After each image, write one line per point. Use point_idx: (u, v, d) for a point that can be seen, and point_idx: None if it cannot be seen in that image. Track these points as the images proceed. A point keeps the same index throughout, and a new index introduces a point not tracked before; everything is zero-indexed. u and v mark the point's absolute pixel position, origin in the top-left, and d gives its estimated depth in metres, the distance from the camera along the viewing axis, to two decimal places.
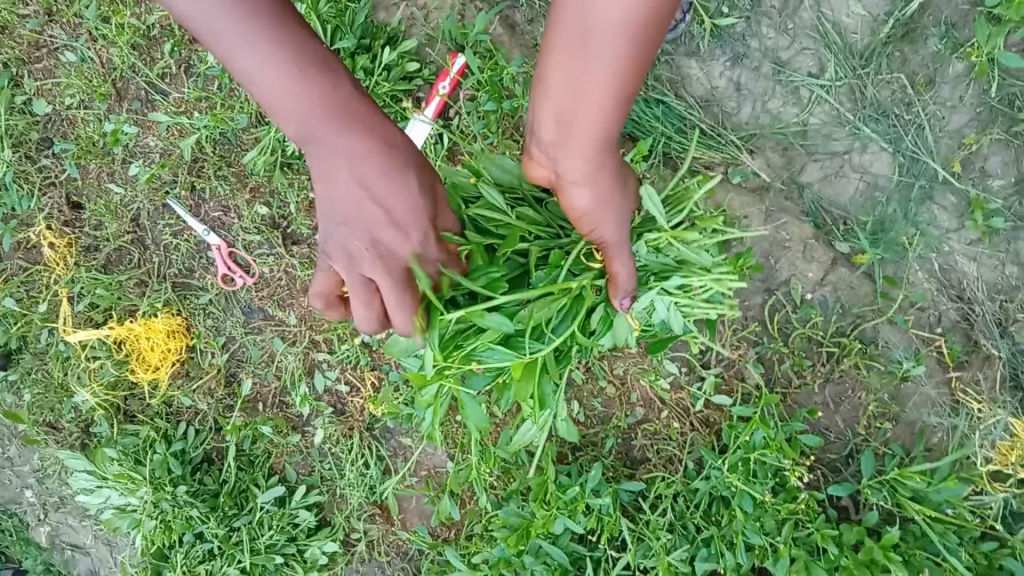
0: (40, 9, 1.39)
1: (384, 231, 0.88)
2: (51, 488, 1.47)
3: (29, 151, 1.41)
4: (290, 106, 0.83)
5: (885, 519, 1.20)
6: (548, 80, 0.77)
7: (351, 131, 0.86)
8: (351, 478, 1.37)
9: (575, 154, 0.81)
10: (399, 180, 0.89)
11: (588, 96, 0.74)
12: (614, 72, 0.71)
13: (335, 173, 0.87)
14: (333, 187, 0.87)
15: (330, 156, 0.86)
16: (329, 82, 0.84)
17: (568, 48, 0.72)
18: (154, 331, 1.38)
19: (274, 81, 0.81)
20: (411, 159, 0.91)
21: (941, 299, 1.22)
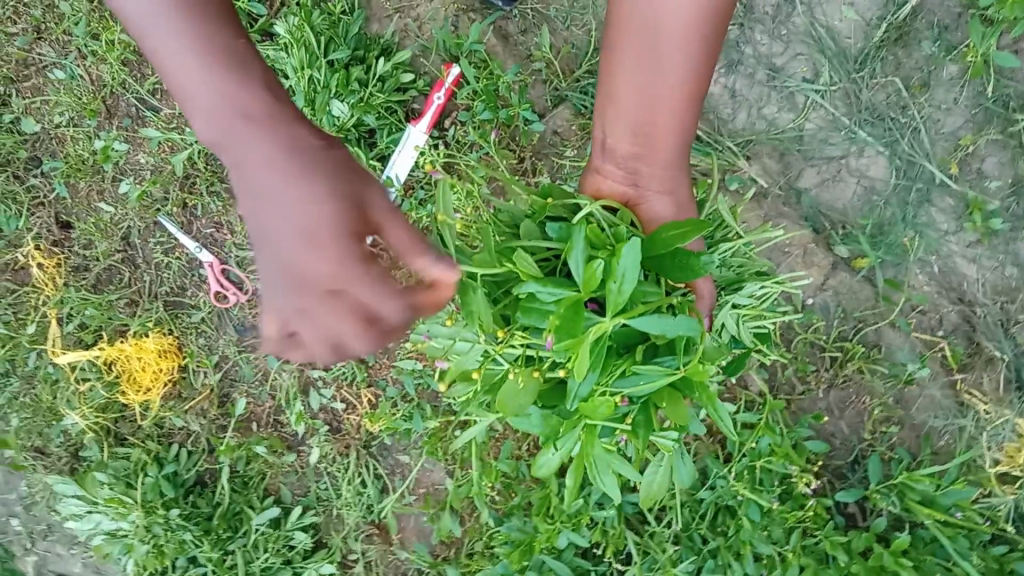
0: (29, 27, 1.37)
1: (283, 254, 0.64)
2: (38, 516, 1.43)
3: (17, 170, 1.39)
4: (206, 104, 0.65)
5: (894, 525, 1.19)
6: (621, 92, 0.85)
7: (276, 129, 0.65)
8: (347, 498, 1.35)
9: (653, 160, 0.88)
10: (323, 188, 0.64)
11: (667, 97, 0.82)
12: (691, 65, 0.79)
13: (263, 185, 0.64)
14: (248, 205, 0.65)
15: (249, 161, 0.65)
16: (249, 80, 0.66)
17: (643, 56, 0.80)
18: (145, 351, 1.36)
19: (197, 85, 0.65)
20: (346, 160, 0.67)
21: (943, 302, 1.21)
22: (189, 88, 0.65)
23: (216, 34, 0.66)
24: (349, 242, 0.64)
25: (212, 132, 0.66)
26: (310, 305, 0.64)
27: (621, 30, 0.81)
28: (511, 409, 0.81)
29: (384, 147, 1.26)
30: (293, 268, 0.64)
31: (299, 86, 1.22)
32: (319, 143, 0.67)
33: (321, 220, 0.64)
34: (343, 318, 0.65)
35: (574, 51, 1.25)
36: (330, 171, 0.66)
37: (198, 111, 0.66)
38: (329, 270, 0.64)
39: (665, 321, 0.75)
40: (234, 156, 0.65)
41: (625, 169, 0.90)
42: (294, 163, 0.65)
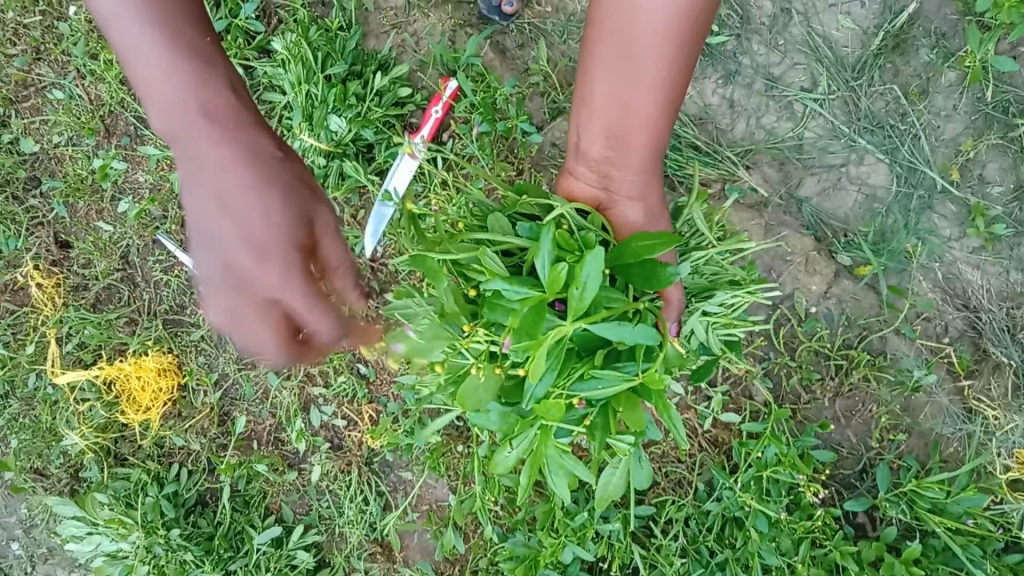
0: (28, 48, 1.38)
1: (230, 258, 0.73)
2: (37, 538, 1.42)
3: (16, 191, 1.39)
4: (173, 105, 0.73)
5: (904, 535, 1.17)
6: (596, 96, 0.84)
7: (231, 144, 0.74)
8: (350, 516, 1.33)
9: (627, 166, 0.87)
10: (272, 203, 0.74)
11: (640, 105, 0.82)
12: (664, 75, 0.79)
13: (220, 193, 0.73)
14: (200, 205, 0.73)
15: (207, 166, 0.73)
16: (214, 93, 0.74)
17: (618, 60, 0.80)
18: (144, 370, 1.35)
19: (164, 87, 0.72)
20: (297, 181, 0.78)
21: (947, 308, 1.20)
22: (158, 90, 0.73)
23: (192, 43, 0.73)
24: (291, 255, 0.74)
25: (175, 136, 0.74)
26: (245, 312, 0.73)
27: (598, 34, 0.80)
28: (471, 405, 0.80)
29: (383, 162, 1.26)
30: (229, 278, 0.73)
31: (297, 101, 1.23)
32: (275, 160, 0.76)
33: (267, 232, 0.73)
34: (271, 334, 0.74)
35: (571, 64, 1.26)
36: (281, 189, 0.75)
37: (167, 110, 0.73)
38: (268, 280, 0.73)
39: (626, 329, 0.74)
40: (193, 160, 0.73)
41: (597, 173, 0.90)
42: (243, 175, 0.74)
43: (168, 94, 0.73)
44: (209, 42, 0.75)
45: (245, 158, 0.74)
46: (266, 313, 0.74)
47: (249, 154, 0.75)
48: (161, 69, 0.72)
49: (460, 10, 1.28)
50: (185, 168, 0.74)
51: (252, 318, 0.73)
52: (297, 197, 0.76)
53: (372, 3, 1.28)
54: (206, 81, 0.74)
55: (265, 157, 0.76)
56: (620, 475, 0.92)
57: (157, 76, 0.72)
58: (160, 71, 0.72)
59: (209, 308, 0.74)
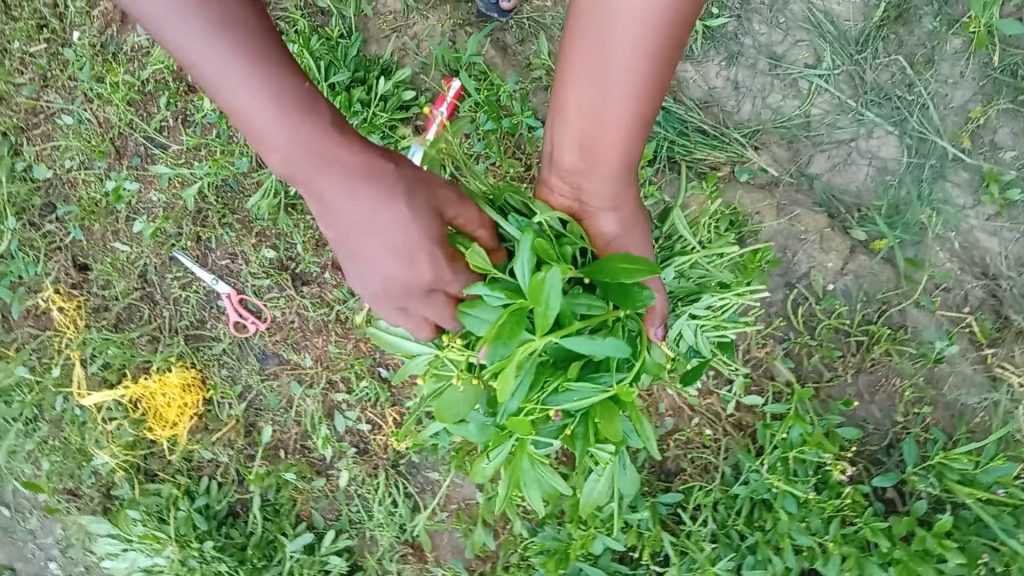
0: (35, 75, 1.39)
1: (399, 258, 0.80)
2: (75, 557, 1.43)
3: (33, 218, 1.41)
4: (286, 147, 0.73)
5: (936, 508, 1.16)
6: (568, 110, 0.84)
7: (354, 163, 0.76)
8: (380, 519, 1.35)
9: (597, 182, 0.88)
10: (406, 213, 0.79)
11: (608, 124, 0.81)
12: (630, 98, 0.78)
13: (357, 216, 0.78)
14: (339, 225, 0.79)
15: (333, 196, 0.77)
16: (321, 123, 0.74)
17: (588, 80, 0.79)
18: (168, 386, 1.37)
19: (276, 132, 0.72)
20: (411, 177, 0.81)
21: (966, 278, 1.19)
22: (272, 138, 0.72)
23: (288, 87, 0.72)
24: (428, 247, 0.80)
25: (294, 173, 0.75)
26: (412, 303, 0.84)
27: (572, 50, 0.79)
28: (451, 417, 0.82)
29: None
30: (394, 279, 0.81)
31: None
32: (392, 168, 0.79)
33: (412, 239, 0.79)
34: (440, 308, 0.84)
35: None
36: (410, 191, 0.80)
37: (279, 144, 0.73)
38: (420, 274, 0.81)
39: (594, 343, 0.74)
40: (312, 191, 0.77)
41: (570, 185, 0.91)
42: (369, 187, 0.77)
43: (279, 140, 0.72)
44: (298, 75, 0.73)
45: (366, 172, 0.77)
46: (433, 299, 0.83)
47: (367, 169, 0.77)
48: (258, 103, 0.70)
49: (458, 10, 1.28)
50: (314, 200, 0.78)
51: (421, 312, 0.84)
52: (422, 194, 0.81)
53: (371, 8, 1.28)
54: (309, 117, 0.73)
55: (383, 164, 0.79)
56: (604, 481, 0.95)
57: (259, 126, 0.71)
58: (263, 121, 0.71)
59: (383, 309, 0.86)
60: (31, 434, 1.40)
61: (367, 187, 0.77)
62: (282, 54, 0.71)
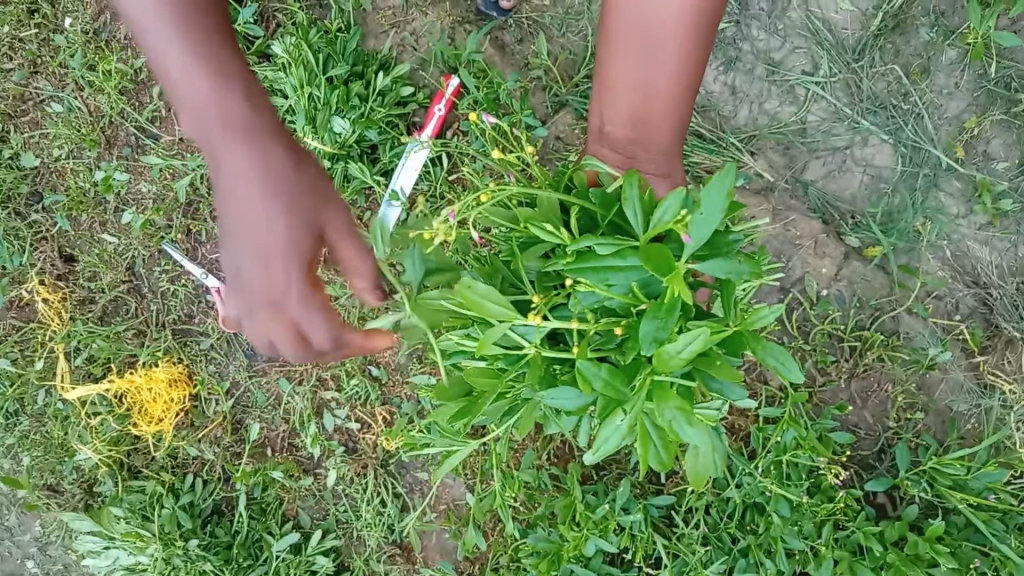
0: (25, 61, 1.36)
1: (265, 278, 0.78)
2: (54, 555, 1.41)
3: (18, 207, 1.38)
4: (195, 112, 0.74)
5: (926, 513, 1.17)
6: (619, 77, 0.89)
7: (254, 149, 0.75)
8: (368, 519, 1.33)
9: (650, 146, 0.92)
10: (278, 213, 0.77)
11: (661, 84, 0.87)
12: (683, 54, 0.84)
13: (235, 205, 0.76)
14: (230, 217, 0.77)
15: (227, 171, 0.75)
16: (231, 91, 0.75)
17: (640, 43, 0.85)
18: (155, 381, 1.35)
19: (191, 95, 0.74)
20: (320, 189, 0.80)
21: (957, 286, 1.21)
22: (188, 101, 0.74)
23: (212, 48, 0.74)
24: (261, 302, 0.78)
25: (204, 142, 0.76)
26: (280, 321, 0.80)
27: (618, 24, 0.86)
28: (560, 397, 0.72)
29: (387, 162, 1.25)
30: (246, 282, 0.78)
31: (299, 105, 1.22)
32: (291, 167, 0.77)
33: (277, 249, 0.77)
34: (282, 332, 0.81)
35: (572, 57, 1.26)
36: (297, 199, 0.78)
37: (189, 120, 0.75)
38: (273, 287, 0.78)
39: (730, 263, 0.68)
40: (223, 158, 0.76)
41: (623, 154, 0.94)
42: (257, 199, 0.76)
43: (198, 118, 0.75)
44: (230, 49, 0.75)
45: (266, 168, 0.76)
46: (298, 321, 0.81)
47: (265, 158, 0.76)
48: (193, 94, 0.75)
49: (458, 7, 1.27)
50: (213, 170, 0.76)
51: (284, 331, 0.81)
52: (315, 214, 0.79)
53: (371, 3, 1.28)
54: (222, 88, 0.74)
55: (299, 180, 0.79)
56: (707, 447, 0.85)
57: (194, 98, 0.74)
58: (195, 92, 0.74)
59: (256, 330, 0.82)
60: (11, 428, 1.37)
61: (253, 172, 0.76)
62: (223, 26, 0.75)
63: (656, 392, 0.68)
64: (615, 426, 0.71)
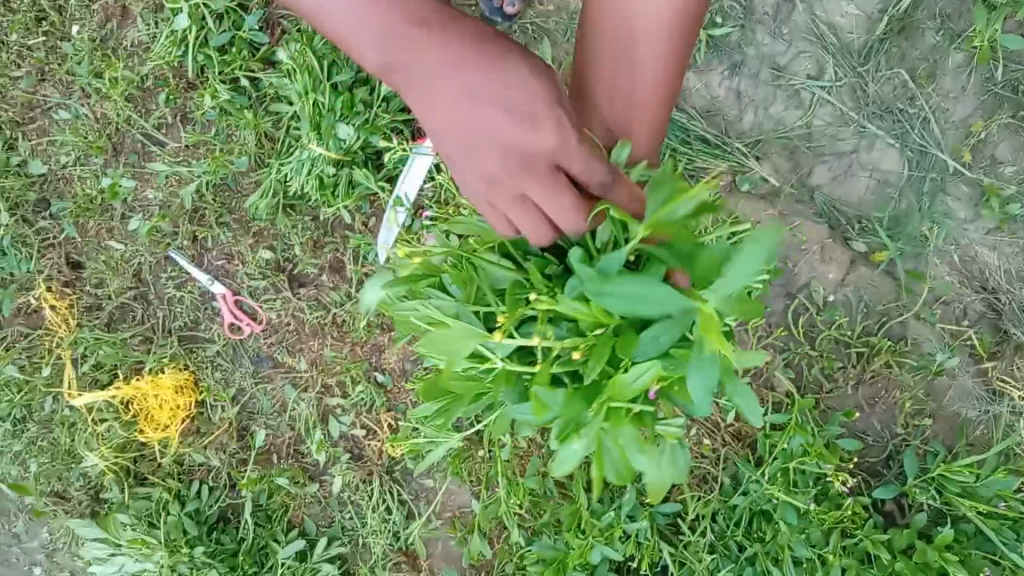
0: (32, 69, 1.37)
1: (517, 155, 0.74)
2: (61, 562, 1.41)
3: (27, 214, 1.38)
4: (380, 33, 0.72)
5: (935, 521, 1.16)
6: (594, 84, 0.86)
7: (452, 35, 0.74)
8: (373, 526, 1.33)
9: None
10: (495, 75, 0.74)
11: (641, 89, 0.84)
12: (661, 56, 0.83)
13: (461, 91, 0.74)
14: (466, 106, 0.74)
15: (441, 63, 0.74)
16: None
17: (616, 46, 0.83)
18: (162, 388, 1.35)
19: (376, 19, 0.73)
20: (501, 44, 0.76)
21: (966, 291, 1.20)
22: (359, 21, 0.72)
23: None
24: (584, 186, 0.74)
25: (397, 57, 0.73)
26: (534, 191, 0.74)
27: (598, 25, 0.84)
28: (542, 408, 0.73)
29: (392, 168, 1.28)
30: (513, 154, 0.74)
31: (305, 111, 1.24)
32: (483, 35, 0.76)
33: (528, 101, 0.74)
34: (564, 196, 0.73)
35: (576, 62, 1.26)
36: (506, 53, 0.76)
37: (376, 46, 0.73)
38: (546, 142, 0.73)
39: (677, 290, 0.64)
40: (428, 61, 0.74)
41: None
42: (479, 68, 0.75)
43: (380, 36, 0.72)
44: None
45: (469, 45, 0.75)
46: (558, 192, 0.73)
47: (472, 38, 0.75)
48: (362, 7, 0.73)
49: (462, 13, 1.27)
50: (417, 79, 0.74)
51: (554, 200, 0.73)
52: (526, 62, 0.76)
53: None
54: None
55: (489, 39, 0.76)
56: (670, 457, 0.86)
57: (377, 20, 0.72)
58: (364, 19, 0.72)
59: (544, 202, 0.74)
60: (18, 435, 1.37)
61: (462, 55, 0.74)
62: None
63: (611, 419, 0.74)
64: (572, 449, 0.77)
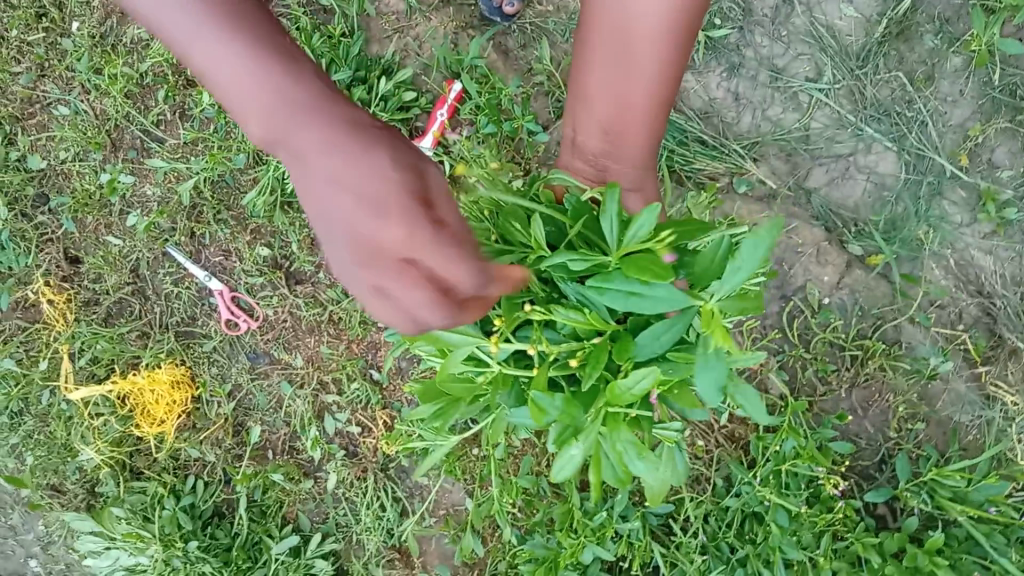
0: (32, 64, 1.38)
1: (340, 248, 0.61)
2: (56, 555, 1.42)
3: (25, 209, 1.39)
4: (234, 88, 0.63)
5: (926, 524, 1.17)
6: (594, 90, 0.87)
7: (319, 103, 0.64)
8: (367, 523, 1.33)
9: (622, 159, 0.91)
10: (354, 154, 0.62)
11: (636, 98, 0.85)
12: (655, 71, 0.82)
13: (310, 164, 0.62)
14: (317, 180, 0.62)
15: (299, 133, 0.63)
16: (278, 53, 0.64)
17: (612, 55, 0.83)
18: (157, 383, 1.35)
19: (224, 71, 0.63)
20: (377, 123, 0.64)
21: (961, 295, 1.20)
22: (219, 68, 0.63)
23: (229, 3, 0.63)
24: (432, 294, 0.60)
25: (257, 117, 0.63)
26: (383, 285, 0.60)
27: (593, 31, 0.84)
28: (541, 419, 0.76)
29: None
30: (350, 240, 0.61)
31: None
32: (362, 113, 0.64)
33: (383, 187, 0.61)
34: (417, 294, 0.60)
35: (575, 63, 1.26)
36: (370, 131, 0.63)
37: (239, 105, 0.63)
38: (385, 233, 0.60)
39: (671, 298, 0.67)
40: (290, 130, 0.63)
41: (594, 166, 0.93)
42: (343, 142, 0.63)
43: (239, 90, 0.63)
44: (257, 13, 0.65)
45: (337, 119, 0.63)
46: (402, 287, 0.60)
47: (344, 110, 0.63)
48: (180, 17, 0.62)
49: (462, 12, 1.27)
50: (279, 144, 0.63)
51: (409, 303, 0.60)
52: (399, 146, 0.63)
53: (373, 8, 1.28)
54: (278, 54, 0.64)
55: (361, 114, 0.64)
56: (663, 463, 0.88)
57: (227, 71, 0.63)
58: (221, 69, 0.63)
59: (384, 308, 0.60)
60: (15, 428, 1.38)
61: (323, 132, 0.63)
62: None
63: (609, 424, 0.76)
64: (570, 455, 0.80)
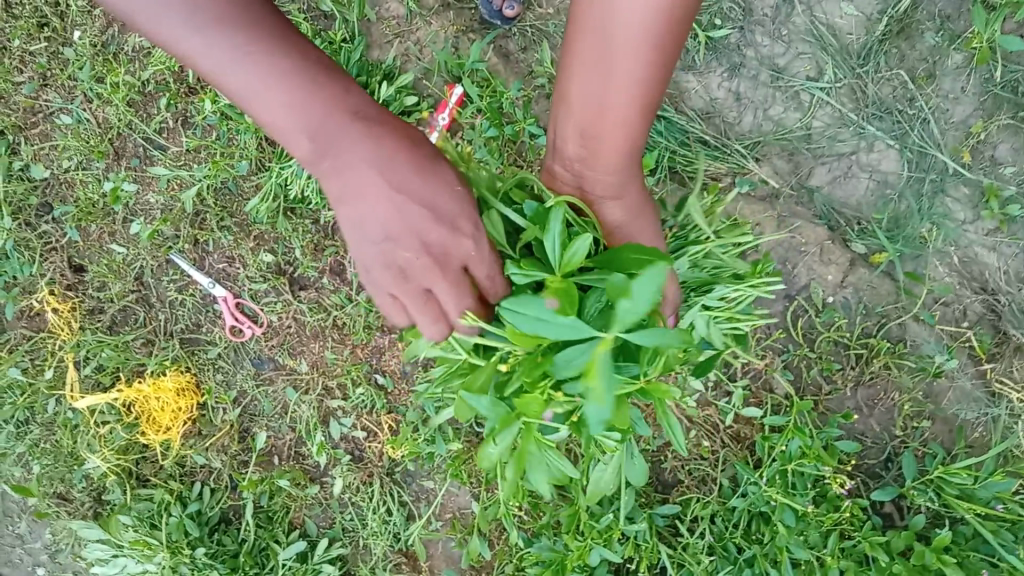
0: (35, 74, 1.38)
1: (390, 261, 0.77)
2: (64, 563, 1.42)
3: (29, 218, 1.40)
4: (296, 122, 0.74)
5: (933, 522, 1.16)
6: (571, 93, 0.81)
7: (369, 130, 0.76)
8: (374, 527, 1.33)
9: (598, 169, 0.85)
10: (409, 174, 0.77)
11: (614, 105, 0.78)
12: (636, 81, 0.75)
13: (364, 186, 0.76)
14: (374, 197, 0.76)
15: (355, 158, 0.76)
16: (333, 87, 0.76)
17: (592, 59, 0.76)
18: (162, 390, 1.35)
19: (283, 107, 0.73)
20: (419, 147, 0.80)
21: (966, 292, 1.20)
22: (276, 105, 0.73)
23: (280, 41, 0.72)
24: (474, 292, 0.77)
25: (315, 145, 0.75)
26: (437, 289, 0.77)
27: (575, 30, 0.77)
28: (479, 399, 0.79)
29: None
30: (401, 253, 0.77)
31: None
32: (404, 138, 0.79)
33: (443, 210, 0.77)
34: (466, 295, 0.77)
35: None
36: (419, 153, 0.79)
37: (297, 137, 0.75)
38: (445, 243, 0.77)
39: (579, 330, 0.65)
40: (342, 156, 0.76)
41: (572, 172, 0.88)
42: (401, 164, 0.77)
43: (298, 122, 0.74)
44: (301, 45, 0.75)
45: (391, 144, 0.77)
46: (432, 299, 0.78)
47: (402, 138, 0.78)
48: (246, 71, 0.72)
49: (462, 16, 1.28)
50: (333, 169, 0.76)
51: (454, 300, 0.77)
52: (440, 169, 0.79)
53: (374, 14, 1.28)
54: (331, 87, 0.76)
55: (413, 137, 0.80)
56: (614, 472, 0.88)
57: (286, 107, 0.73)
58: (280, 106, 0.73)
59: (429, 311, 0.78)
60: (22, 437, 1.39)
61: (378, 162, 0.76)
62: (273, 16, 0.74)
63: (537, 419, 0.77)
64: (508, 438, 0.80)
